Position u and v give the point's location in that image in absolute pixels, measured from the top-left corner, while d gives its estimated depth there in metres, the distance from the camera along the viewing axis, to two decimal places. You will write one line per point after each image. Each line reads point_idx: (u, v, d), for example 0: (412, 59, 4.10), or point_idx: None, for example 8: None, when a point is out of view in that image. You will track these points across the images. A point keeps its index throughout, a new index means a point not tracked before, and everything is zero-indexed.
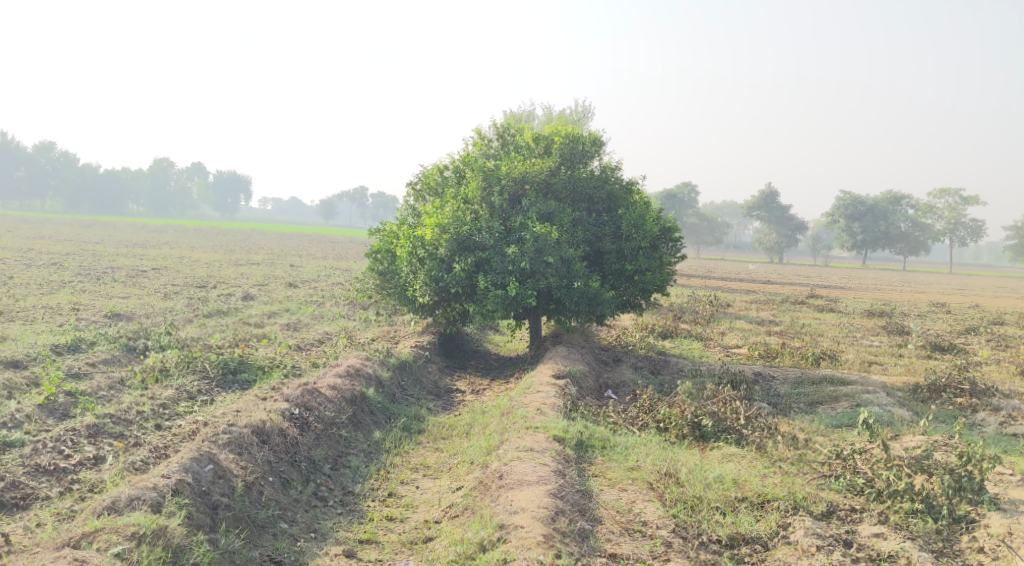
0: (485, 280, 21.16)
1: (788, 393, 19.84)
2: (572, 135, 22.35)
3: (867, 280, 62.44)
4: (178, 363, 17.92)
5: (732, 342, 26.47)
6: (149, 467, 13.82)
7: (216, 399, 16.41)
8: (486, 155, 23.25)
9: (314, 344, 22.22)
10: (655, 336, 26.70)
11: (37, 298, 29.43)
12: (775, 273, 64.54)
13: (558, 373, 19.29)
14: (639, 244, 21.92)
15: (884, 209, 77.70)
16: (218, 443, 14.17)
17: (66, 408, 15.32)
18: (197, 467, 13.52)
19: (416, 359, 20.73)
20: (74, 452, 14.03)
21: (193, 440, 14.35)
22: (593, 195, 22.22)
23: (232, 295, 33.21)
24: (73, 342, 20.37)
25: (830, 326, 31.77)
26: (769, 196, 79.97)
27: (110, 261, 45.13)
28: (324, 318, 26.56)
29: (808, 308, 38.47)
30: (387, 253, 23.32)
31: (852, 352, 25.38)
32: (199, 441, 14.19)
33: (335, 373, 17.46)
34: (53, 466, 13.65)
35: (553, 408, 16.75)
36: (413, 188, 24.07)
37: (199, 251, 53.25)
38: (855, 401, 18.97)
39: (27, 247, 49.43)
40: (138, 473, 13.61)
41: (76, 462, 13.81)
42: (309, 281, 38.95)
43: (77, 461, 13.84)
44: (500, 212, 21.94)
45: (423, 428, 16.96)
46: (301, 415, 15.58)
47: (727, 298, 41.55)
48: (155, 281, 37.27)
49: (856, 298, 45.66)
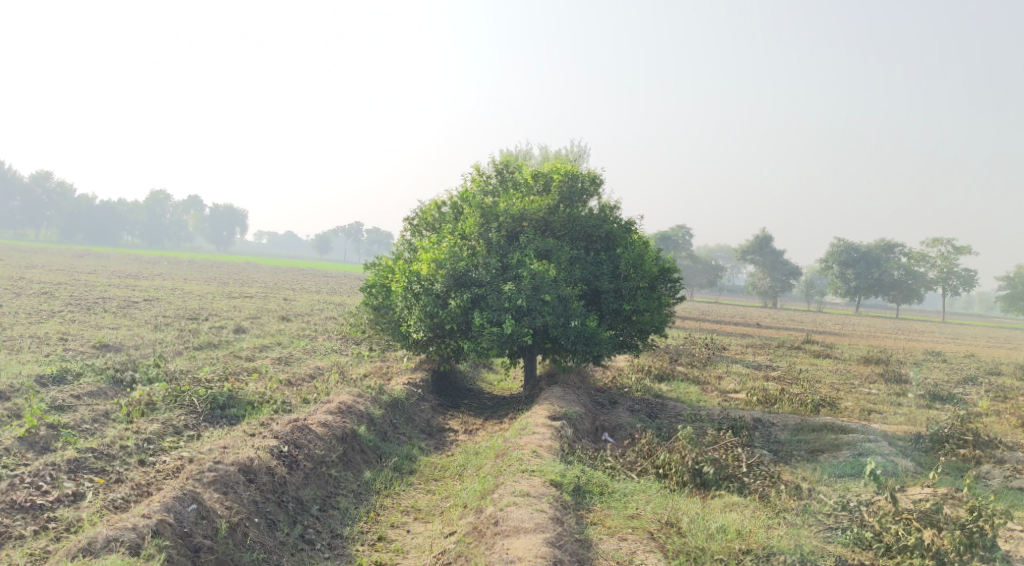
0: (481, 316, 20.89)
1: (788, 440, 19.48)
2: (571, 173, 22.08)
3: (861, 327, 62.35)
4: (165, 397, 17.48)
5: (729, 386, 26.08)
6: (129, 507, 13.36)
7: (202, 434, 15.94)
8: (484, 191, 22.95)
9: (305, 380, 21.79)
10: (652, 378, 26.35)
11: (24, 328, 28.95)
12: (769, 318, 64.43)
13: (554, 414, 18.88)
14: (637, 284, 21.74)
15: (878, 255, 77.73)
16: (202, 482, 13.72)
17: (47, 440, 14.84)
18: (180, 506, 13.08)
19: (409, 397, 20.29)
20: (53, 488, 13.56)
21: (177, 478, 13.89)
22: (592, 233, 21.92)
23: (224, 328, 32.79)
24: (59, 373, 19.91)
25: (827, 372, 31.41)
26: (764, 240, 79.78)
27: (102, 291, 44.77)
28: (316, 353, 26.13)
29: (804, 353, 38.15)
30: (381, 287, 22.98)
31: (852, 399, 25.01)
32: (183, 479, 13.75)
33: (324, 410, 17.00)
34: (29, 502, 13.18)
35: (550, 451, 16.33)
36: (410, 223, 23.78)
37: (191, 283, 52.82)
38: (857, 449, 18.58)
39: (19, 277, 49.11)
40: (117, 513, 13.17)
41: (54, 499, 13.34)
42: (301, 316, 38.55)
43: (55, 498, 13.36)
44: (498, 249, 21.59)
45: (414, 469, 16.51)
46: (290, 453, 15.12)
47: (722, 342, 41.21)
48: (146, 313, 36.88)
49: (852, 345, 45.34)
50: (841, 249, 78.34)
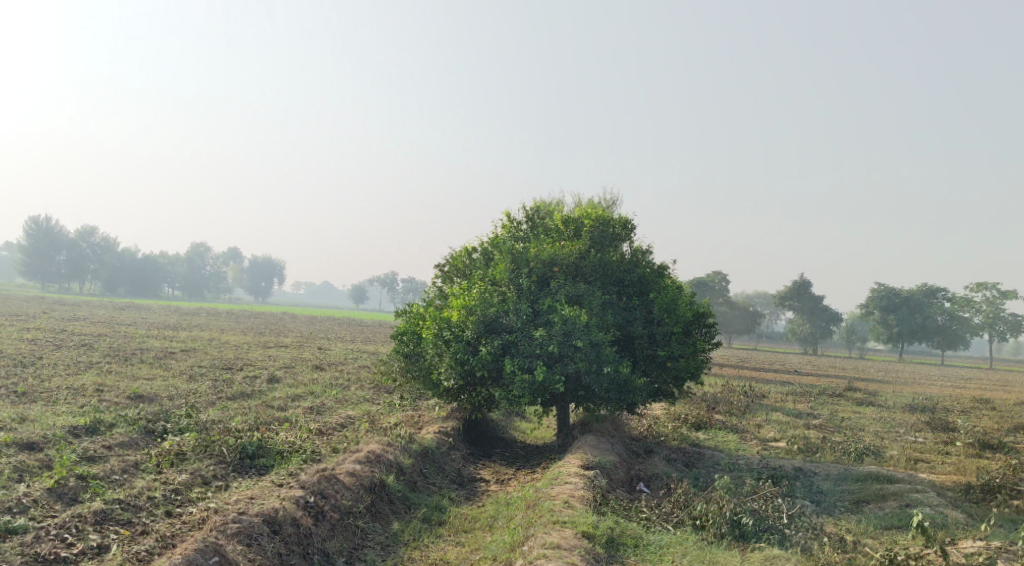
0: (511, 363, 20.69)
1: (831, 490, 18.92)
2: (602, 218, 21.87)
3: (904, 373, 61.12)
4: (195, 447, 17.34)
5: (769, 434, 25.47)
6: (152, 559, 13.20)
7: (230, 484, 15.75)
8: (514, 238, 22.81)
9: (336, 429, 21.60)
10: (689, 427, 25.85)
11: (61, 380, 29.06)
12: (810, 365, 63.40)
13: (588, 463, 18.50)
14: (671, 329, 21.40)
15: (920, 301, 76.45)
16: (226, 533, 13.59)
17: (75, 491, 14.70)
18: (201, 559, 13.08)
19: (440, 446, 20.01)
20: (78, 540, 13.41)
21: (201, 529, 13.72)
22: (624, 277, 21.66)
23: (257, 378, 32.72)
24: (92, 424, 19.86)
25: (870, 420, 30.64)
26: (802, 286, 78.83)
27: (141, 342, 45.08)
28: (348, 402, 25.97)
29: (846, 401, 37.32)
30: (412, 334, 22.90)
31: (897, 448, 24.32)
32: (207, 530, 13.61)
33: (353, 459, 16.78)
34: (53, 555, 13.05)
35: (582, 501, 15.94)
36: (441, 270, 23.71)
37: (228, 334, 53.08)
38: (904, 500, 17.98)
39: (60, 329, 49.62)
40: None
41: (78, 551, 13.19)
42: (336, 365, 38.46)
43: (79, 550, 13.21)
44: (528, 294, 21.40)
45: (444, 519, 16.17)
46: (316, 503, 14.88)
47: (762, 390, 40.47)
48: (182, 363, 36.99)
49: (896, 392, 44.30)
50: (881, 294, 77.45)
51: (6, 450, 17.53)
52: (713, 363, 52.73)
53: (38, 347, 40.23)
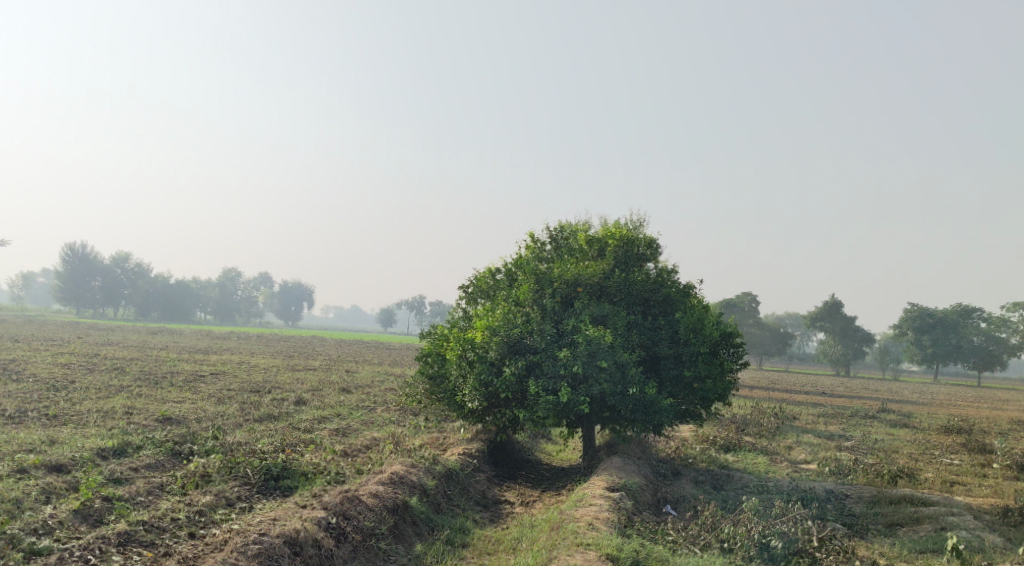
0: (536, 384, 20.65)
1: (863, 513, 18.61)
2: (627, 238, 21.80)
3: (939, 395, 60.28)
4: (220, 468, 17.38)
5: (800, 456, 25.16)
6: None
7: (254, 506, 15.75)
8: (538, 258, 22.78)
9: (361, 451, 21.59)
10: (717, 449, 25.60)
11: (92, 402, 29.31)
12: (842, 387, 62.69)
13: (613, 485, 18.33)
14: (698, 349, 21.28)
15: (954, 321, 75.45)
16: (247, 554, 13.57)
17: (100, 513, 14.72)
18: None
19: (464, 468, 19.94)
20: (101, 561, 13.44)
21: (222, 551, 13.71)
22: (649, 297, 21.55)
23: (285, 400, 32.82)
24: (120, 446, 19.98)
25: (904, 442, 30.18)
26: (833, 307, 78.12)
27: (172, 366, 45.45)
28: (374, 424, 25.97)
29: (880, 422, 36.83)
30: (437, 355, 22.95)
31: (932, 470, 23.93)
32: (227, 552, 13.60)
33: (377, 480, 16.74)
34: None
35: (607, 523, 15.77)
36: (465, 291, 23.71)
37: (258, 358, 53.41)
38: (939, 523, 17.66)
39: (92, 353, 50.16)
40: None
41: None
42: (363, 388, 38.53)
43: None
44: (552, 314, 21.35)
45: (467, 542, 16.05)
46: (339, 524, 14.84)
47: (793, 411, 40.05)
48: (211, 386, 37.23)
49: (930, 414, 43.64)
50: (915, 315, 76.57)
51: (34, 472, 17.65)
52: (744, 385, 52.26)
53: (71, 371, 40.66)
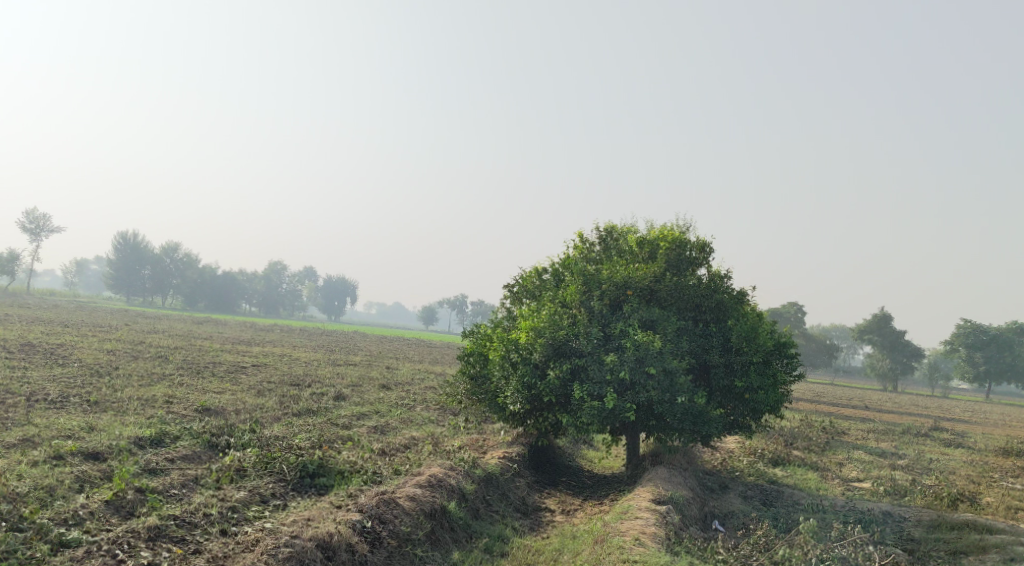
0: (581, 389, 20.05)
1: (924, 538, 17.76)
2: (679, 240, 21.07)
3: (991, 414, 58.51)
4: (256, 463, 16.95)
5: (852, 474, 24.18)
6: None
7: (289, 504, 15.26)
8: (587, 259, 22.17)
9: (399, 450, 21.13)
10: (765, 462, 24.75)
11: (133, 390, 29.16)
12: (890, 402, 61.11)
13: (659, 498, 17.61)
14: (750, 358, 20.54)
15: (1010, 339, 73.02)
16: (276, 558, 13.08)
17: (133, 504, 14.20)
18: None
19: (504, 472, 19.39)
20: (129, 557, 13.02)
21: (252, 552, 13.22)
22: (700, 303, 20.77)
23: (325, 395, 32.47)
24: (157, 435, 19.66)
25: (960, 463, 28.99)
26: (883, 319, 76.39)
27: (214, 357, 45.32)
28: (413, 423, 25.51)
29: (933, 441, 35.60)
30: (479, 355, 22.51)
31: (993, 495, 22.93)
32: (257, 554, 13.12)
33: (414, 483, 16.17)
34: None
35: (654, 538, 15.07)
36: (511, 291, 23.24)
37: (299, 351, 53.22)
38: (1007, 554, 16.82)
39: (137, 340, 50.30)
40: None
41: None
42: (403, 385, 38.10)
43: None
44: (600, 317, 20.71)
45: (506, 551, 15.43)
46: (373, 529, 14.30)
47: (841, 426, 38.90)
48: (252, 378, 36.99)
49: (984, 434, 42.12)
50: (968, 331, 74.20)
51: (70, 459, 17.33)
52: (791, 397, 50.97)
53: (115, 358, 40.61)
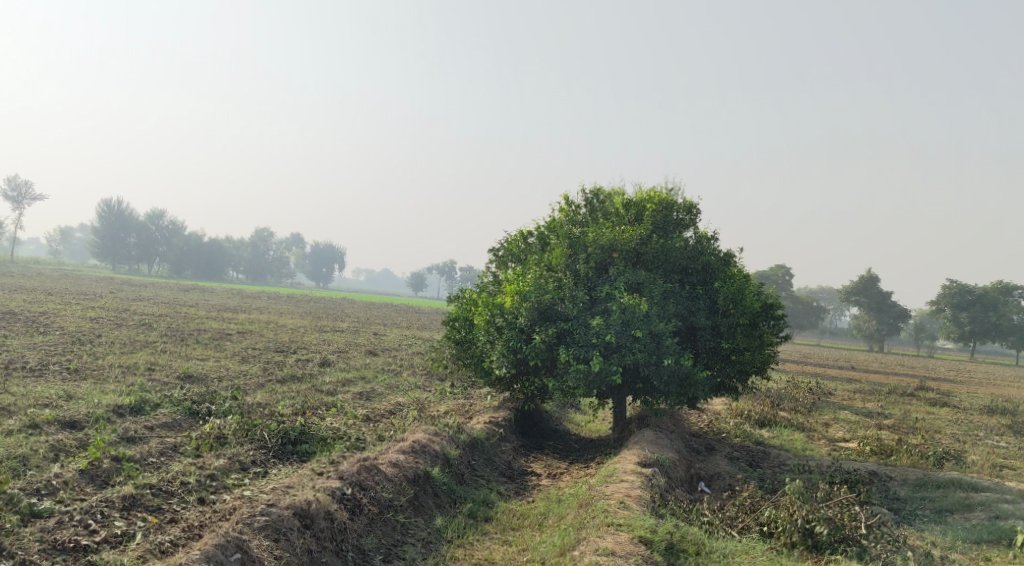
0: (567, 353, 19.85)
1: (910, 497, 17.70)
2: (666, 202, 20.78)
3: (975, 373, 58.87)
4: (237, 431, 16.70)
5: (838, 434, 24.14)
6: (175, 551, 12.49)
7: (270, 471, 15.03)
8: (572, 222, 21.87)
9: (383, 416, 20.93)
10: (752, 424, 24.67)
11: (115, 358, 28.83)
12: (876, 362, 61.35)
13: (646, 460, 17.46)
14: (737, 320, 20.29)
15: (995, 299, 73.30)
16: (252, 527, 12.82)
17: (109, 473, 13.95)
18: (221, 556, 12.28)
19: (490, 437, 19.23)
20: (102, 527, 12.75)
21: (227, 521, 12.98)
22: (687, 265, 20.52)
23: (310, 361, 32.25)
24: (136, 404, 19.38)
25: (946, 422, 29.04)
26: (870, 281, 76.48)
27: (200, 324, 44.97)
28: (398, 389, 25.31)
29: (918, 401, 35.69)
30: (464, 320, 22.29)
31: (978, 453, 22.95)
32: (232, 523, 12.86)
33: (397, 449, 15.93)
34: (73, 543, 12.39)
35: (639, 502, 14.90)
36: (496, 255, 22.96)
37: (285, 318, 52.93)
38: (993, 511, 16.81)
39: (121, 308, 49.89)
40: (161, 558, 12.30)
41: (100, 539, 12.53)
42: (389, 351, 37.90)
43: (102, 538, 12.55)
44: (586, 280, 20.47)
45: (490, 516, 15.25)
46: (354, 496, 14.05)
47: (827, 386, 38.99)
48: (237, 345, 36.71)
49: (969, 393, 42.36)
50: (953, 291, 74.65)
51: (46, 427, 17.02)
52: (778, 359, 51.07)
53: (99, 326, 40.21)
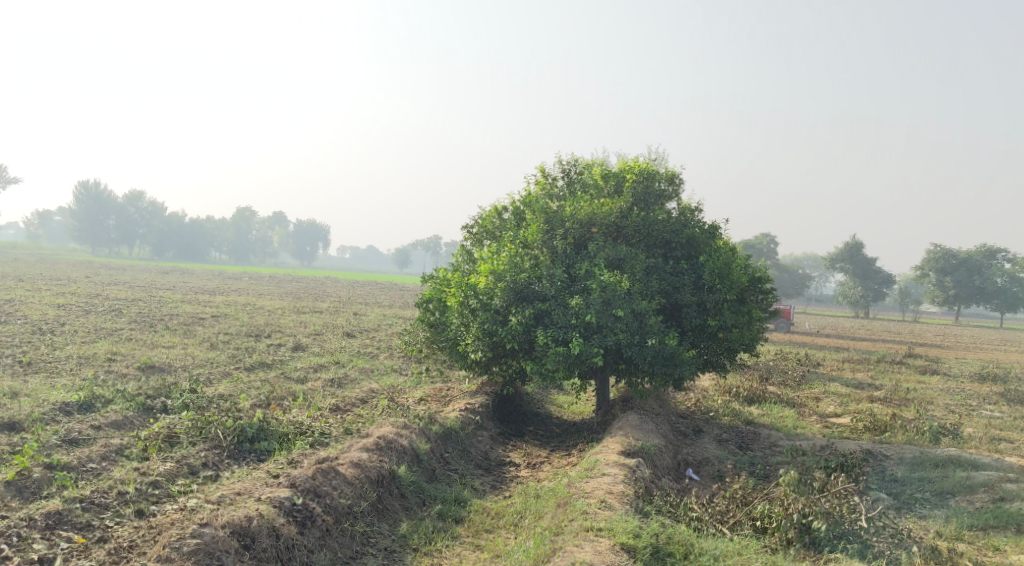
0: (544, 335, 18.69)
1: (908, 478, 16.67)
2: (647, 173, 19.58)
3: (962, 337, 58.05)
4: (189, 429, 15.46)
5: (830, 409, 23.11)
6: None
7: (222, 475, 13.85)
8: (549, 196, 20.65)
9: (353, 406, 19.77)
10: (741, 401, 23.61)
11: (76, 349, 27.43)
12: (862, 329, 60.45)
13: (629, 449, 16.36)
14: (724, 296, 19.11)
15: (979, 262, 72.42)
16: (182, 551, 11.61)
17: (39, 484, 12.74)
18: None
19: (465, 427, 18.09)
20: (20, 550, 11.58)
21: (158, 542, 11.80)
22: (670, 239, 19.34)
23: (282, 346, 31.00)
24: (86, 400, 18.12)
25: (938, 391, 28.04)
26: (855, 246, 75.52)
27: (173, 308, 43.50)
28: (373, 373, 24.14)
29: (908, 368, 34.84)
30: (438, 302, 21.11)
31: (976, 425, 22.00)
32: (161, 546, 11.66)
33: (360, 446, 14.75)
34: None
35: (621, 499, 13.82)
36: (470, 232, 21.77)
37: (263, 299, 51.55)
38: (997, 493, 15.76)
39: (94, 294, 48.35)
40: None
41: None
42: (368, 332, 36.60)
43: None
44: (564, 258, 19.30)
45: (462, 516, 14.15)
46: (306, 506, 12.85)
47: (816, 356, 38.05)
48: (209, 330, 35.31)
49: (957, 358, 41.51)
50: (939, 255, 73.85)
51: None
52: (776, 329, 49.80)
53: (67, 313, 38.72)
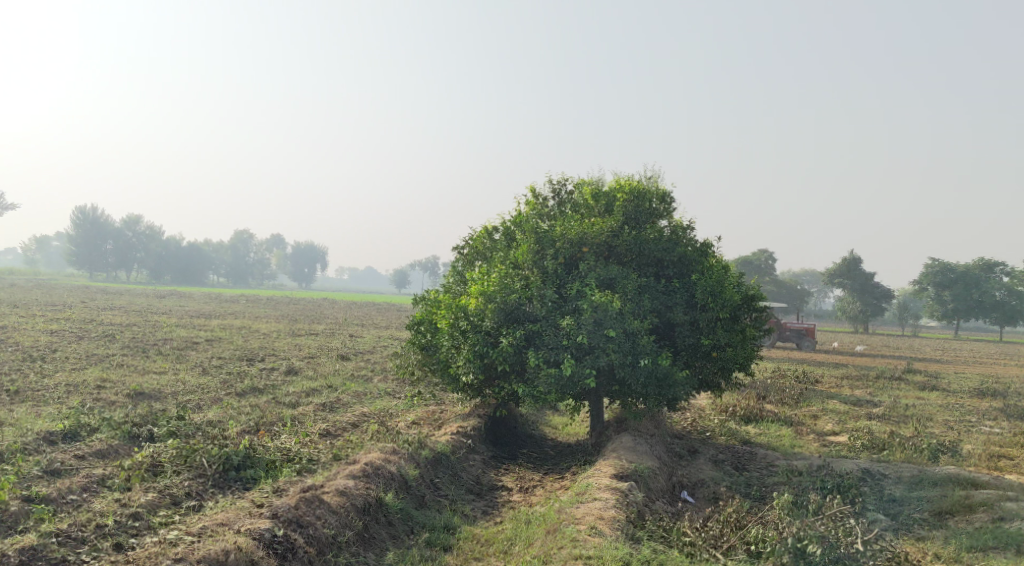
0: (536, 356, 18.45)
1: (906, 498, 16.41)
2: (638, 191, 19.39)
3: (961, 351, 57.80)
4: (174, 457, 15.17)
5: (827, 427, 22.84)
6: None
7: (205, 505, 13.59)
8: (539, 216, 20.45)
9: (343, 431, 19.50)
10: (737, 420, 23.35)
11: (66, 376, 27.11)
12: (861, 344, 60.18)
13: (622, 471, 16.11)
14: (717, 315, 18.89)
15: (977, 276, 72.30)
16: None
17: (15, 518, 12.49)
18: None
19: (456, 451, 17.83)
20: None
21: None
22: (662, 258, 19.13)
23: (275, 370, 30.72)
24: (71, 429, 17.85)
25: (937, 408, 27.78)
26: (853, 262, 75.41)
27: (167, 332, 43.22)
28: (366, 397, 23.87)
29: (907, 384, 34.57)
30: (429, 324, 20.87)
31: (975, 442, 21.72)
32: None
33: (347, 474, 14.49)
34: None
35: (613, 525, 13.57)
36: (461, 253, 21.57)
37: (258, 322, 51.31)
38: (996, 512, 15.49)
39: (88, 319, 48.08)
40: None
41: None
42: (362, 354, 36.31)
43: None
44: (555, 278, 19.08)
45: (451, 544, 13.89)
46: (288, 537, 12.58)
47: (814, 373, 37.77)
48: (202, 355, 35.02)
49: (957, 373, 41.24)
50: (936, 270, 73.65)
51: None
52: (805, 348, 49.13)
53: (59, 339, 38.42)
